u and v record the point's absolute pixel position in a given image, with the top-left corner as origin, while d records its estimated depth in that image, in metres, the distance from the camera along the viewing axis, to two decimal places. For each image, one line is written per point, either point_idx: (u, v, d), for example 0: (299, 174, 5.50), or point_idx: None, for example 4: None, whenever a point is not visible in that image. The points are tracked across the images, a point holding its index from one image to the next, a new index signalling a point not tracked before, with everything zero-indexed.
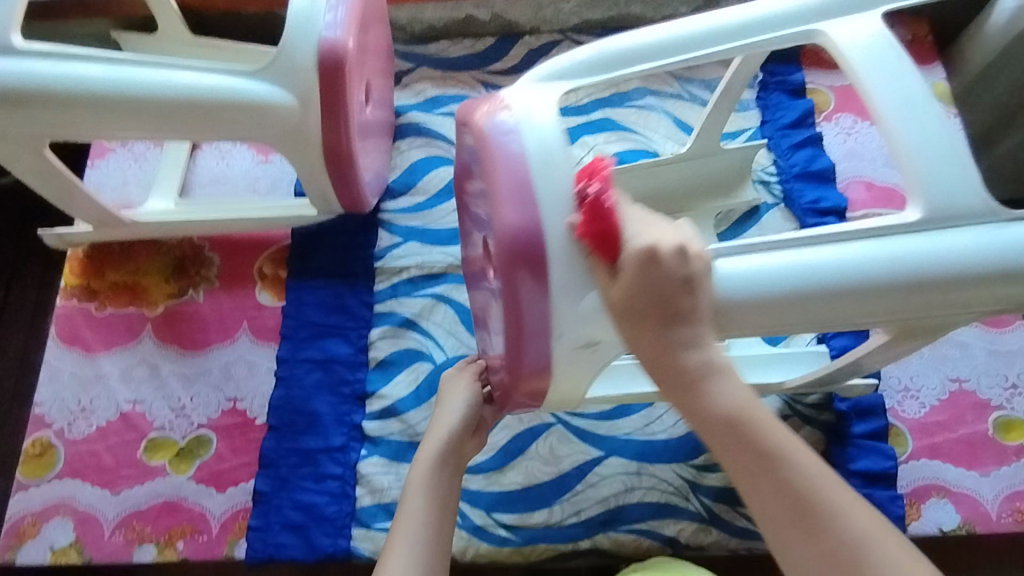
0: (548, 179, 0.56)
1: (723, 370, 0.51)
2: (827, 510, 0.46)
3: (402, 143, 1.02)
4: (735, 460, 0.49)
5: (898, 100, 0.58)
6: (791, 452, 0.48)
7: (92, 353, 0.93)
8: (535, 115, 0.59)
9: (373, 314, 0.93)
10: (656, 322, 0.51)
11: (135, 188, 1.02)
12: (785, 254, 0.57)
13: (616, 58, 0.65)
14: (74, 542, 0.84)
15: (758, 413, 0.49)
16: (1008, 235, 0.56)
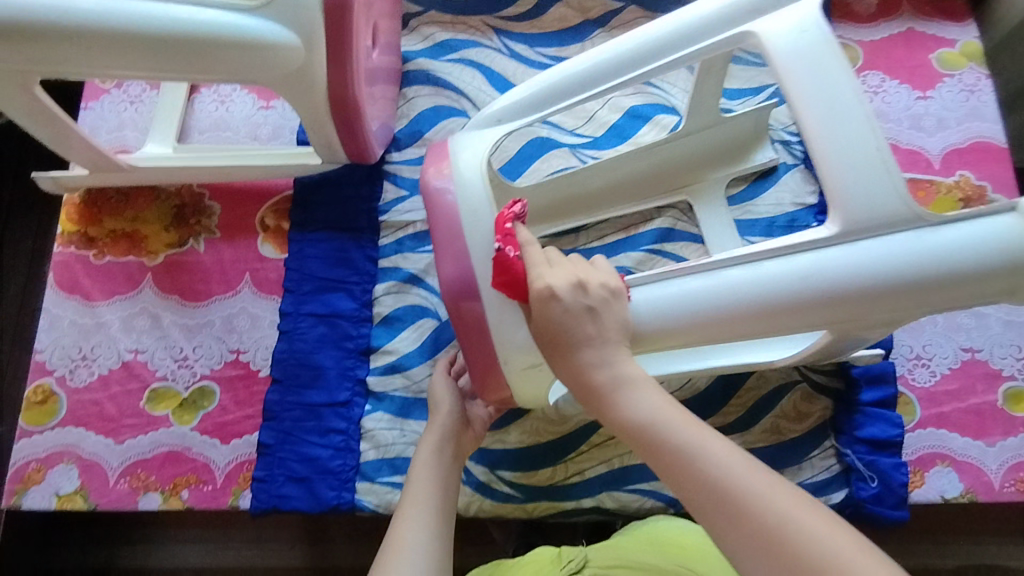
0: (476, 227, 0.68)
1: (636, 383, 0.53)
2: (740, 496, 0.44)
3: (408, 91, 0.98)
4: (655, 462, 0.49)
5: (824, 112, 0.58)
6: (704, 441, 0.47)
7: (91, 302, 0.91)
8: (470, 170, 0.70)
9: (378, 269, 0.91)
10: (569, 345, 0.55)
11: (131, 132, 0.98)
12: (697, 279, 0.61)
13: (551, 94, 0.72)
14: (79, 488, 0.84)
15: (669, 415, 0.50)
16: (939, 238, 0.56)
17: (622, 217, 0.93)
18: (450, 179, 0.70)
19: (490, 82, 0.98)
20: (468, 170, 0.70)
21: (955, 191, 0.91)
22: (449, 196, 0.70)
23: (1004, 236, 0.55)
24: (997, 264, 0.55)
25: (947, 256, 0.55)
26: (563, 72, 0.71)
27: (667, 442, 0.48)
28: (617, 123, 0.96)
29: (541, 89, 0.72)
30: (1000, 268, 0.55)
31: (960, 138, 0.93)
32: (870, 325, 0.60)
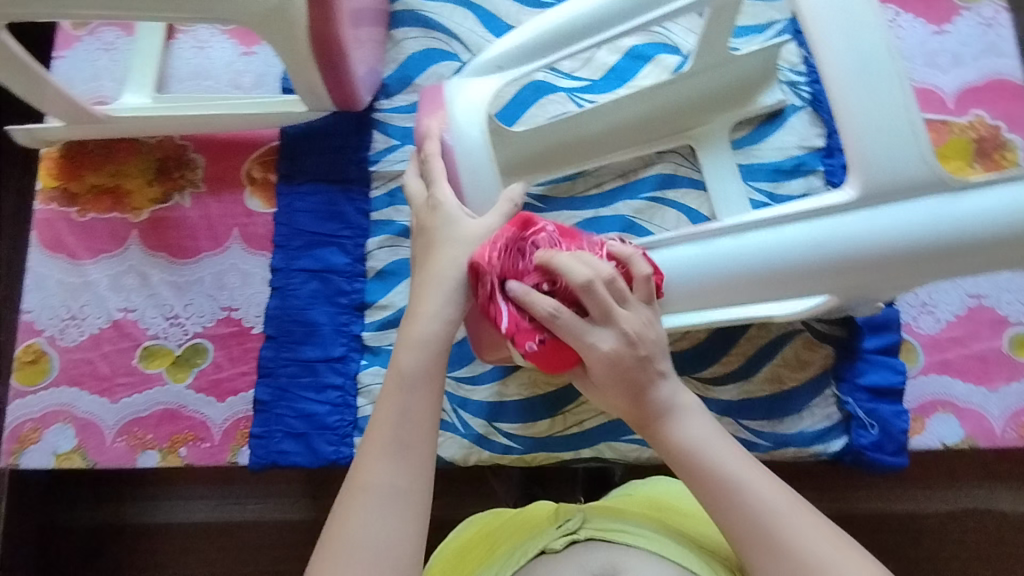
0: (473, 174, 0.66)
1: (683, 410, 0.61)
2: (777, 531, 0.54)
3: (397, 33, 0.93)
4: (699, 486, 0.59)
5: (850, 62, 0.55)
6: (747, 475, 0.57)
7: (77, 260, 0.88)
8: (467, 114, 0.67)
9: (370, 222, 0.89)
10: (624, 386, 0.59)
11: (107, 81, 0.94)
12: (723, 238, 0.61)
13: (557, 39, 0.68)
14: (76, 447, 0.84)
15: (716, 448, 0.59)
16: (959, 207, 0.55)
17: (620, 163, 0.90)
18: (448, 133, 0.67)
19: (483, 23, 0.92)
20: (464, 121, 0.67)
21: (968, 131, 0.87)
22: (448, 152, 0.67)
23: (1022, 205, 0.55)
24: (1007, 232, 0.55)
25: (964, 225, 0.55)
26: (571, 15, 0.67)
27: (713, 475, 0.57)
28: (617, 65, 0.91)
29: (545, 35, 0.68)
30: (1016, 237, 0.55)
31: (975, 76, 0.89)
32: (881, 290, 0.60)
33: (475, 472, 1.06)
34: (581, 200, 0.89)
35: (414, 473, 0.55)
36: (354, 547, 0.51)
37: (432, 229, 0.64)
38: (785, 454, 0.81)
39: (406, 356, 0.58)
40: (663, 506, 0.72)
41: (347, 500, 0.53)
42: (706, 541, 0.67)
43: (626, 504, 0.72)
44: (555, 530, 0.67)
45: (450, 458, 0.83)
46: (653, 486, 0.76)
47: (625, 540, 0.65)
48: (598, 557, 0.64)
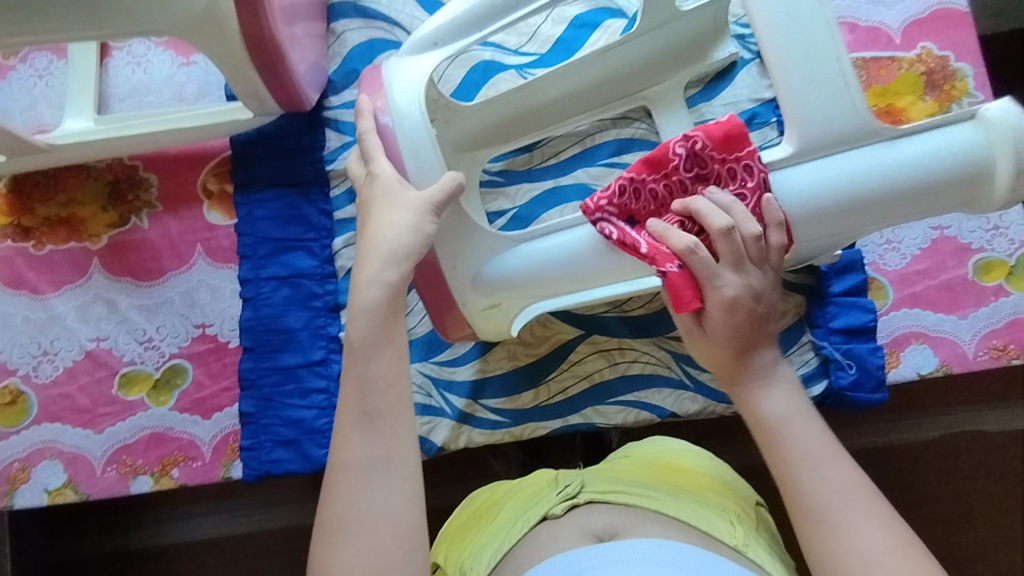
0: (415, 147, 0.63)
1: (778, 383, 0.59)
2: (820, 516, 0.53)
3: (337, 26, 0.91)
4: (771, 459, 0.57)
5: (780, 22, 0.56)
6: (851, 514, 0.52)
7: (41, 295, 0.87)
8: (406, 91, 0.65)
9: (334, 222, 0.88)
10: (737, 344, 0.59)
11: (46, 108, 0.91)
12: (567, 232, 0.64)
13: (489, 7, 0.65)
14: (67, 482, 0.83)
15: (788, 430, 0.57)
16: (898, 153, 0.54)
17: (577, 129, 0.90)
18: (385, 114, 0.65)
19: (424, 6, 0.90)
20: (403, 95, 0.64)
21: (917, 65, 0.88)
22: (385, 133, 0.64)
23: (958, 147, 0.54)
24: (957, 176, 0.54)
25: (906, 167, 0.54)
26: None
27: (802, 490, 0.54)
28: (563, 36, 0.90)
29: (476, 5, 0.65)
30: (961, 177, 0.54)
31: (920, 8, 0.89)
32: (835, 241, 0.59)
33: (474, 455, 1.07)
34: (540, 171, 0.90)
35: (393, 441, 0.54)
36: (351, 522, 0.51)
37: (373, 196, 0.61)
38: None
39: (365, 325, 0.56)
40: (661, 465, 0.73)
41: (334, 477, 0.53)
42: (702, 495, 0.69)
43: (623, 465, 0.74)
44: (555, 496, 0.69)
45: (441, 442, 0.84)
46: (644, 448, 0.77)
47: (624, 500, 0.66)
48: (600, 518, 0.65)
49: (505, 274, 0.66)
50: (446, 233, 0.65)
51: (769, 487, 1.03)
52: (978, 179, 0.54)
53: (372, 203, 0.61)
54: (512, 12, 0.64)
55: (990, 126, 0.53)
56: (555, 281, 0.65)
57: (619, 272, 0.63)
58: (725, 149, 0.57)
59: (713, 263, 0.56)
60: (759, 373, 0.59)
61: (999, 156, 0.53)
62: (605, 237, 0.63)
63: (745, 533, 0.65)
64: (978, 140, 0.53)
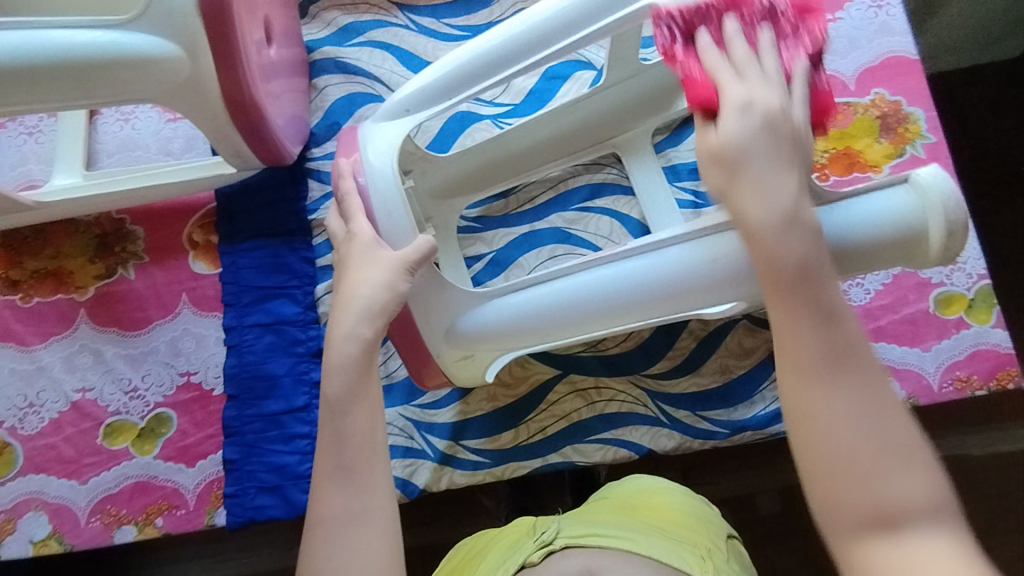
0: (389, 207, 0.66)
1: (771, 177, 0.51)
2: (807, 413, 0.47)
3: (319, 81, 0.95)
4: (783, 316, 0.49)
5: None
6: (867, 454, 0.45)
7: (28, 347, 0.89)
8: (382, 153, 0.68)
9: (317, 269, 0.90)
10: (750, 154, 0.52)
11: (36, 165, 0.94)
12: (536, 285, 0.66)
13: (458, 76, 0.68)
14: (52, 533, 0.84)
15: (831, 320, 0.49)
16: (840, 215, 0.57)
17: (550, 176, 0.93)
18: (362, 172, 0.68)
19: (401, 62, 0.95)
20: (378, 158, 0.68)
21: (872, 110, 0.92)
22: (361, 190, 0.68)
23: (895, 209, 0.57)
24: (893, 236, 0.57)
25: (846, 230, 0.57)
26: (469, 52, 0.68)
27: (798, 351, 0.48)
28: (535, 88, 0.94)
29: (447, 73, 0.68)
30: (896, 238, 0.57)
31: (872, 56, 0.94)
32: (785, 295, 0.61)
33: (462, 492, 1.08)
34: (515, 217, 0.93)
35: (369, 494, 0.56)
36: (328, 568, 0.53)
37: (349, 255, 0.64)
38: (743, 437, 0.85)
39: (342, 379, 0.58)
40: (636, 506, 0.75)
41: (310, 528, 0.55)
42: (675, 532, 0.70)
43: (601, 510, 0.75)
44: (532, 543, 0.69)
45: (423, 485, 0.85)
46: (624, 489, 0.80)
47: (598, 542, 0.67)
48: (575, 561, 0.65)
49: (476, 325, 0.69)
50: (419, 285, 0.68)
51: (754, 517, 1.04)
52: (916, 239, 0.57)
53: (350, 263, 0.63)
54: (478, 79, 0.68)
55: (923, 188, 0.56)
56: (524, 331, 0.67)
57: (593, 323, 0.65)
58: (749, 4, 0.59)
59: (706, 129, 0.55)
60: (780, 222, 0.50)
61: (930, 219, 0.56)
62: (573, 293, 0.64)
63: (716, 566, 0.67)
64: (912, 204, 0.57)
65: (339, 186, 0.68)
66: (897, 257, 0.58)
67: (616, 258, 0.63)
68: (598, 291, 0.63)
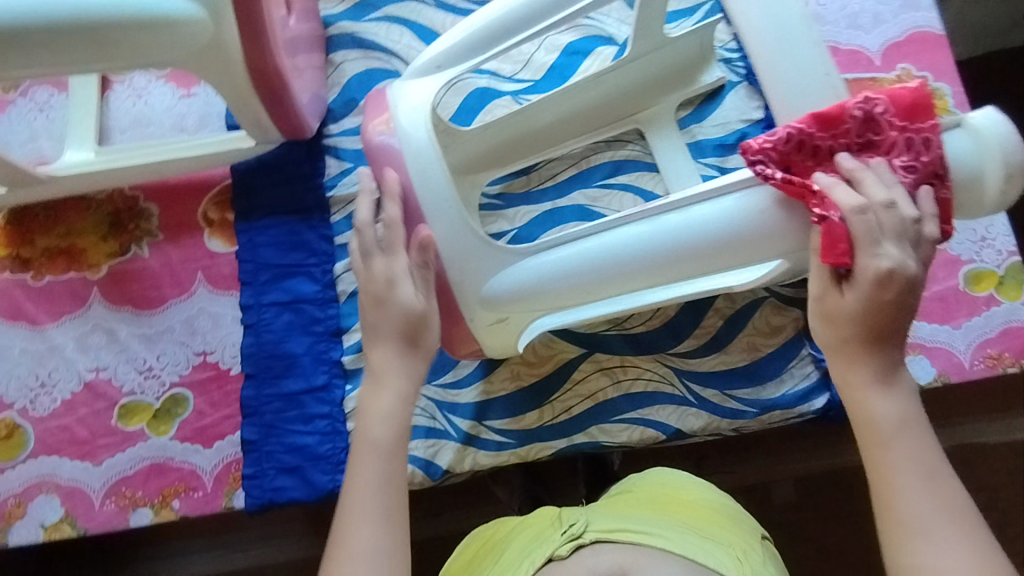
0: (423, 170, 0.66)
1: (886, 386, 0.60)
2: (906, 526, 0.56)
3: (336, 57, 0.93)
4: (874, 443, 0.59)
5: (771, 41, 0.61)
6: (943, 531, 0.55)
7: (39, 326, 0.86)
8: (411, 115, 0.67)
9: (335, 247, 0.88)
10: (872, 322, 0.58)
11: (46, 141, 0.91)
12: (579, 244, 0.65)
13: (494, 32, 0.66)
14: (65, 516, 0.82)
15: (910, 430, 0.59)
16: (893, 161, 0.58)
17: (572, 152, 0.91)
18: (394, 136, 0.68)
19: (420, 36, 0.93)
20: (408, 120, 0.67)
21: (898, 85, 0.91)
22: (396, 153, 0.67)
23: (950, 155, 0.57)
24: (950, 179, 0.58)
25: (889, 180, 0.57)
26: (505, 7, 0.66)
27: (900, 509, 0.56)
28: (556, 63, 0.93)
29: (481, 30, 0.67)
30: (956, 182, 0.57)
31: (897, 32, 0.93)
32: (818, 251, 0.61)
33: (474, 482, 1.07)
34: (537, 194, 0.91)
35: (392, 489, 0.64)
36: (355, 558, 0.60)
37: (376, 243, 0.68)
38: (772, 417, 0.83)
39: None
40: (665, 504, 0.73)
41: (343, 519, 0.62)
42: (708, 531, 0.68)
43: (631, 504, 0.73)
44: (559, 537, 0.68)
45: (446, 466, 0.83)
46: (649, 482, 0.77)
47: (630, 539, 0.66)
48: (606, 557, 0.65)
49: (517, 287, 0.67)
50: (454, 250, 0.67)
51: (772, 506, 1.02)
52: (973, 184, 0.58)
53: (380, 333, 0.68)
54: (516, 35, 0.66)
55: (981, 134, 0.57)
56: (565, 292, 0.66)
57: (637, 279, 0.64)
58: (829, 127, 0.59)
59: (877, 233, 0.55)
60: (881, 357, 0.59)
61: (988, 164, 0.57)
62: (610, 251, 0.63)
63: (751, 568, 0.65)
64: (969, 149, 0.57)
65: (371, 149, 0.69)
66: (956, 205, 0.58)
67: (648, 215, 0.62)
68: (642, 243, 0.62)
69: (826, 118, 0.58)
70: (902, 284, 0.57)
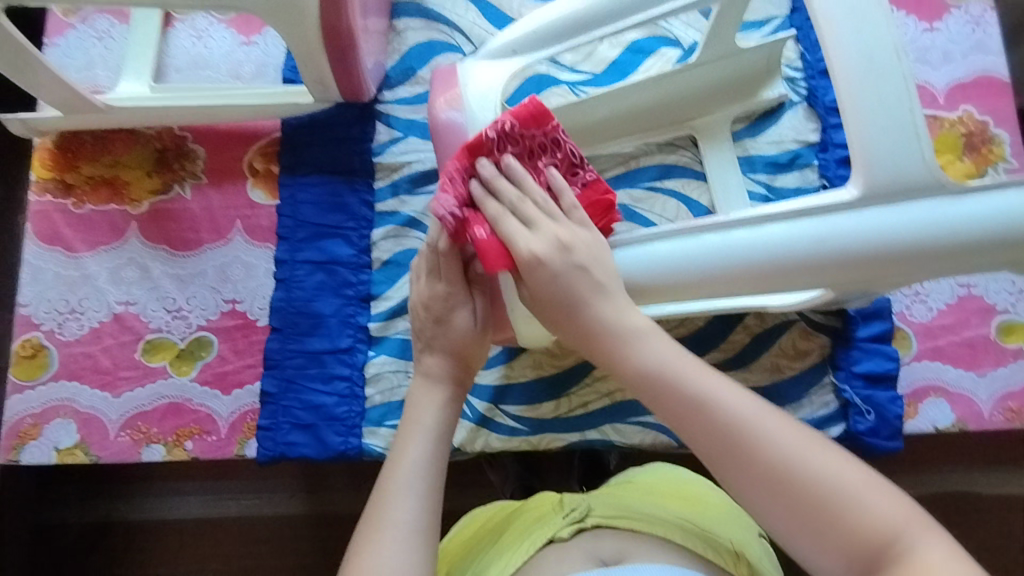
0: None
1: (644, 334, 0.56)
2: (747, 440, 0.50)
3: (399, 24, 0.93)
4: (672, 413, 0.53)
5: (860, 66, 0.55)
6: (765, 427, 0.50)
7: (75, 253, 0.87)
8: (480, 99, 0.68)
9: (375, 214, 0.89)
10: (556, 295, 0.57)
11: (102, 70, 0.92)
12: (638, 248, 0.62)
13: (571, 23, 0.66)
14: (79, 443, 0.83)
15: (673, 372, 0.53)
16: (962, 209, 0.56)
17: (622, 150, 0.91)
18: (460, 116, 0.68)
19: (485, 15, 0.92)
20: (478, 105, 0.67)
21: (958, 126, 0.90)
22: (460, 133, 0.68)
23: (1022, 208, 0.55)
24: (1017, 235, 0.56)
25: (957, 225, 0.56)
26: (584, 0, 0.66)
27: (708, 420, 0.51)
28: (618, 59, 0.92)
29: (558, 20, 0.67)
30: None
31: (964, 72, 0.92)
32: (868, 284, 0.61)
33: (469, 464, 1.07)
34: None
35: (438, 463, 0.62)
36: (397, 523, 0.57)
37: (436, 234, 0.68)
38: None
39: None
40: (666, 492, 0.73)
41: (384, 484, 0.60)
42: (707, 524, 0.68)
43: (629, 491, 0.73)
44: (561, 520, 0.67)
45: (458, 443, 0.84)
46: (650, 475, 0.77)
47: (630, 526, 0.65)
48: (607, 544, 0.64)
49: None
50: None
51: None
52: None
53: (435, 348, 0.69)
54: (592, 30, 0.66)
55: None
56: None
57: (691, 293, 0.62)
58: (530, 126, 0.61)
59: (517, 228, 0.59)
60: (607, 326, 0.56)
61: None
62: (669, 260, 0.61)
63: (748, 567, 0.65)
64: None
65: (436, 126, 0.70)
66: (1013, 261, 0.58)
67: (706, 229, 0.60)
68: (703, 258, 0.60)
69: (525, 116, 0.61)
70: (563, 262, 0.58)
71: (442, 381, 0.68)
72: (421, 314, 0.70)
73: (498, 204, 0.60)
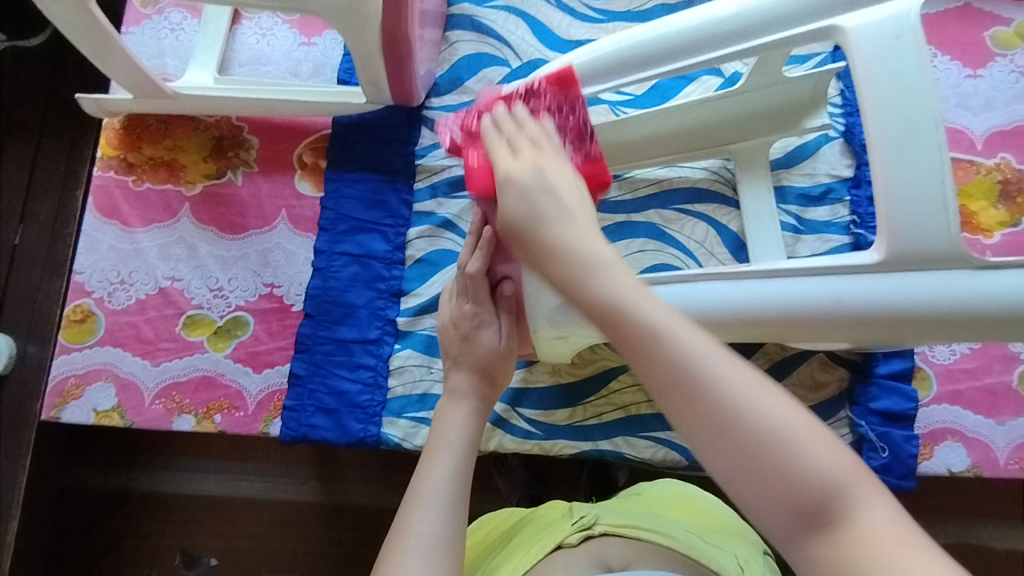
0: None
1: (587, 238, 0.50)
2: (654, 334, 0.42)
3: (451, 35, 0.97)
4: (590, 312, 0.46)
5: (895, 129, 0.57)
6: (682, 347, 0.41)
7: (129, 228, 0.92)
8: None
9: (412, 214, 0.92)
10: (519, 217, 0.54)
11: (171, 60, 0.98)
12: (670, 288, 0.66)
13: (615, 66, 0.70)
14: (116, 406, 0.87)
15: (603, 274, 0.47)
16: (984, 283, 0.57)
17: (656, 172, 0.94)
18: None
19: (535, 33, 0.96)
20: None
21: (994, 173, 0.90)
22: None
23: None
24: None
25: (976, 288, 0.57)
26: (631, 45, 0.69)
27: (622, 307, 0.44)
28: (659, 83, 0.95)
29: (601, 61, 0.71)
30: None
31: (1005, 121, 0.93)
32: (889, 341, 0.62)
33: (478, 469, 1.08)
34: (613, 204, 0.94)
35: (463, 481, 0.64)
36: (421, 538, 0.58)
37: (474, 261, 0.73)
38: None
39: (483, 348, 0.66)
40: (673, 506, 0.74)
41: (410, 499, 0.62)
42: (715, 537, 0.69)
43: (637, 502, 0.74)
44: (569, 526, 0.68)
45: None
46: (658, 489, 0.79)
47: (637, 535, 0.66)
48: (614, 551, 0.65)
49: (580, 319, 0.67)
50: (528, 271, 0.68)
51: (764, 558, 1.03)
52: None
53: (461, 365, 0.73)
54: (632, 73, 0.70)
55: None
56: None
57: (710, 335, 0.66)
58: (559, 91, 0.66)
59: (504, 150, 0.60)
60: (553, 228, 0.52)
61: None
62: (694, 302, 0.65)
63: None
64: None
65: None
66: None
67: (738, 275, 0.64)
68: (726, 301, 0.64)
69: (555, 82, 0.66)
70: (528, 196, 0.55)
71: (465, 398, 0.71)
72: (451, 332, 0.75)
73: (497, 135, 0.63)
